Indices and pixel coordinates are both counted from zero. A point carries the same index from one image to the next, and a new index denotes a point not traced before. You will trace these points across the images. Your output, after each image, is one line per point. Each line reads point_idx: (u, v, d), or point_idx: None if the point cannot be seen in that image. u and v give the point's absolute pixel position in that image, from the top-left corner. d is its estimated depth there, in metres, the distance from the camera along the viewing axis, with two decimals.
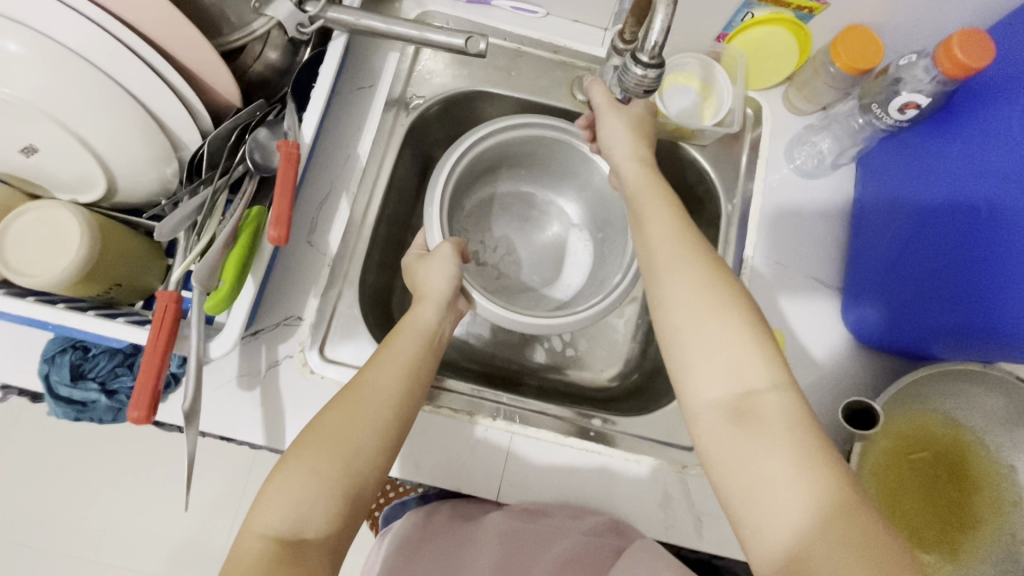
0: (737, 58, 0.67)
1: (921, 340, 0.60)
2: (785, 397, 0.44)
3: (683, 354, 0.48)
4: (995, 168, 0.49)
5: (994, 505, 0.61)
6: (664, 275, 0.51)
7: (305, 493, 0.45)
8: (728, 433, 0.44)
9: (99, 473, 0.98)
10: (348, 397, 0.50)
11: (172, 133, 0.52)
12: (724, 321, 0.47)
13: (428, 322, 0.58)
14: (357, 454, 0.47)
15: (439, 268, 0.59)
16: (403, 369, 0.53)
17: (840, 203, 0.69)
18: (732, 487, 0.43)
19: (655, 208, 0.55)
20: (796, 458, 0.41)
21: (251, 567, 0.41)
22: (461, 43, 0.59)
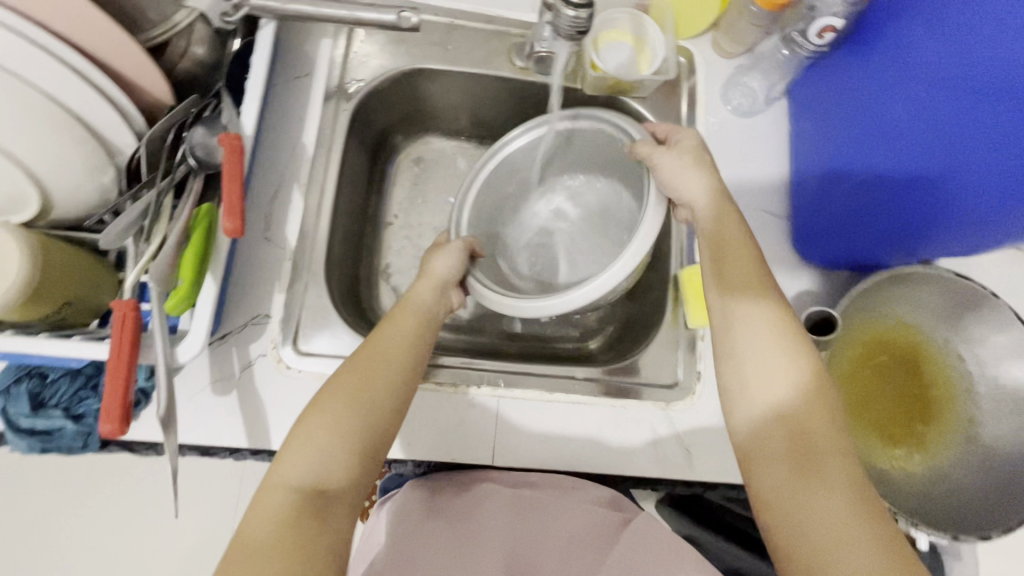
0: (664, 9, 0.70)
1: (869, 248, 0.63)
2: (853, 465, 0.45)
3: (743, 378, 0.50)
4: (890, 77, 0.55)
5: (952, 397, 0.65)
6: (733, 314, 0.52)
7: (320, 450, 0.46)
8: (788, 465, 0.46)
9: (73, 523, 0.93)
10: (356, 365, 0.51)
11: (105, 138, 0.50)
12: (790, 351, 0.49)
13: (427, 298, 0.58)
14: (369, 415, 0.49)
15: (447, 259, 0.61)
16: (406, 335, 0.54)
17: (779, 135, 0.73)
18: (779, 503, 0.45)
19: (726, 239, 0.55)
20: (863, 516, 0.43)
21: (271, 523, 0.42)
22: (393, 19, 0.59)
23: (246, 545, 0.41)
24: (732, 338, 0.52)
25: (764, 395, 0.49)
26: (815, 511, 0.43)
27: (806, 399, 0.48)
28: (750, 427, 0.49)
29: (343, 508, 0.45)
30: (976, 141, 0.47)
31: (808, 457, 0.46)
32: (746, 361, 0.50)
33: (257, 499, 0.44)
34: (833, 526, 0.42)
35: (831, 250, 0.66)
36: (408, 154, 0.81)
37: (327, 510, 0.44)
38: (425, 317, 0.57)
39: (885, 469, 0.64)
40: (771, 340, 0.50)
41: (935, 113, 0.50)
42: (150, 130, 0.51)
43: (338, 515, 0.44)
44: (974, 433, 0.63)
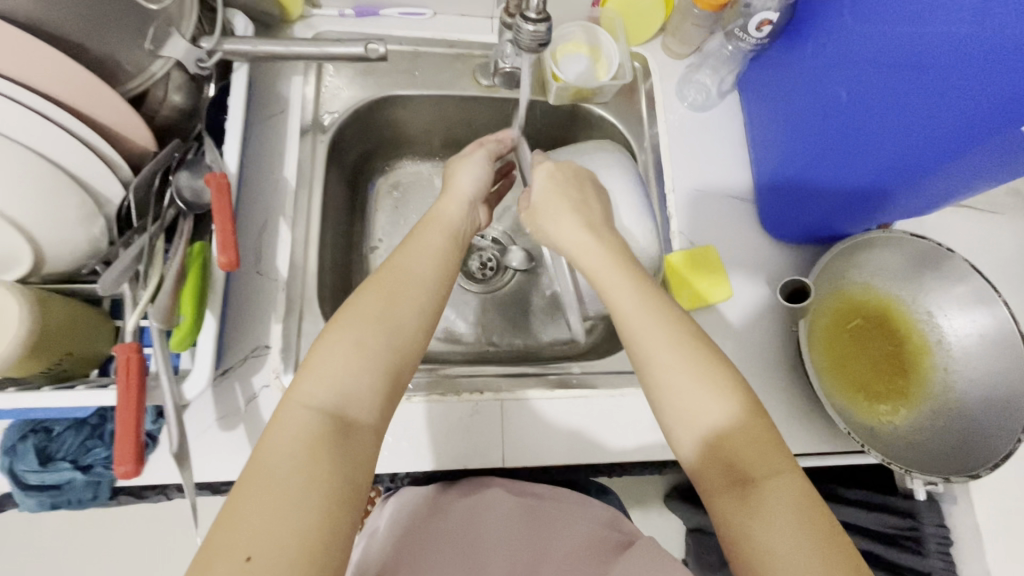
0: (614, 19, 0.74)
1: (829, 221, 0.68)
2: (789, 479, 0.45)
3: (669, 402, 0.50)
4: (827, 58, 0.60)
5: (926, 350, 0.69)
6: (637, 342, 0.52)
7: (350, 367, 0.46)
8: (726, 483, 0.46)
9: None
10: (378, 280, 0.51)
11: (92, 189, 0.51)
12: (692, 367, 0.49)
13: (453, 214, 0.60)
14: (396, 332, 0.49)
15: (468, 171, 0.64)
16: (429, 253, 0.55)
17: (735, 124, 0.77)
18: (736, 532, 0.45)
19: (611, 274, 0.56)
20: (802, 519, 0.43)
21: (302, 436, 0.42)
22: (361, 50, 0.62)
23: (262, 472, 0.40)
24: (655, 371, 0.50)
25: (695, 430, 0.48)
26: (770, 542, 0.43)
27: (735, 425, 0.47)
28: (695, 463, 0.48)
29: (367, 433, 0.46)
30: (908, 115, 0.51)
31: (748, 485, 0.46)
32: (674, 397, 0.49)
33: (272, 425, 0.44)
34: (784, 555, 0.42)
35: (797, 227, 0.70)
36: (387, 179, 0.83)
37: (351, 431, 0.45)
38: (447, 231, 0.58)
39: (873, 425, 0.67)
40: (692, 371, 0.49)
41: (870, 90, 0.55)
42: (136, 178, 0.53)
43: (362, 441, 0.45)
44: (951, 382, 0.67)
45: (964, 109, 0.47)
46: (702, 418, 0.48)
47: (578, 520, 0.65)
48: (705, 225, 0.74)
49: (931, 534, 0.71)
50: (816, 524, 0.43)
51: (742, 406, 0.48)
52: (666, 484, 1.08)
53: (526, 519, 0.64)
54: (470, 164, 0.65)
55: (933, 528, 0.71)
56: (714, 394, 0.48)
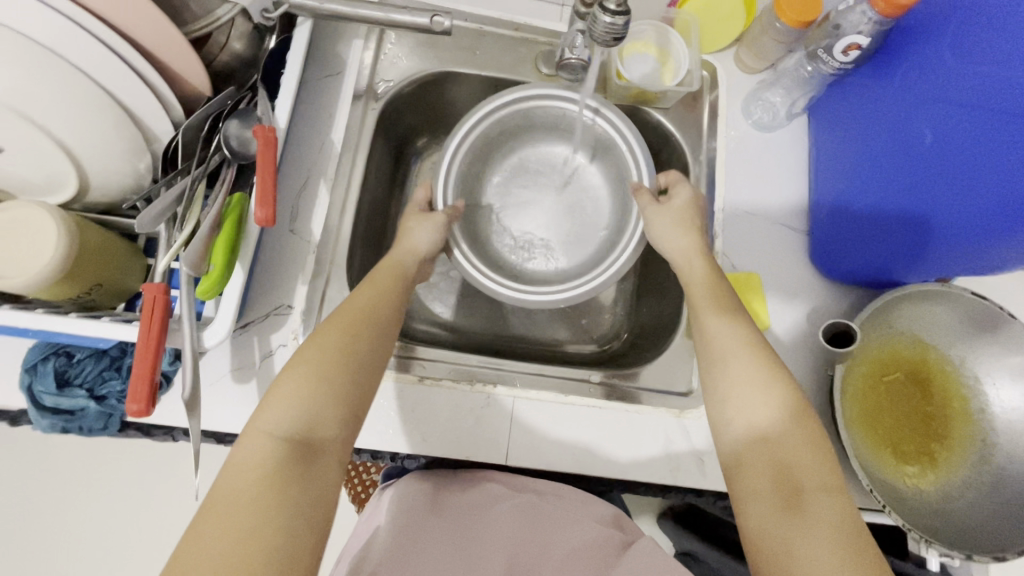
0: (690, 22, 0.71)
1: (885, 267, 0.64)
2: (835, 499, 0.46)
3: (722, 414, 0.52)
4: (910, 95, 0.57)
5: (967, 416, 0.65)
6: (714, 364, 0.54)
7: (308, 399, 0.46)
8: (768, 495, 0.46)
9: (95, 493, 0.98)
10: (342, 314, 0.52)
11: (143, 125, 0.51)
12: (761, 376, 0.52)
13: (405, 268, 0.60)
14: (353, 371, 0.49)
15: (427, 229, 0.61)
16: (381, 292, 0.55)
17: (798, 150, 0.74)
18: (771, 551, 0.44)
19: (711, 297, 0.57)
20: (834, 534, 0.44)
21: (260, 465, 0.42)
22: (426, 22, 0.61)
23: (228, 497, 0.41)
24: (720, 389, 0.53)
25: (755, 451, 0.49)
26: (795, 555, 0.43)
27: (801, 452, 0.48)
28: (745, 479, 0.48)
29: (329, 459, 0.45)
30: (987, 163, 0.48)
31: (797, 499, 0.46)
32: (732, 413, 0.52)
33: (232, 457, 0.43)
34: (819, 571, 0.42)
35: (849, 267, 0.66)
36: (430, 155, 0.82)
37: (315, 457, 0.44)
38: (399, 275, 0.58)
39: (897, 485, 0.64)
40: (753, 389, 0.51)
41: (952, 134, 0.51)
42: (187, 120, 0.53)
43: (324, 468, 0.45)
44: (987, 453, 0.63)
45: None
46: (757, 431, 0.50)
47: (582, 519, 0.64)
48: (750, 251, 0.70)
49: None
50: (852, 541, 0.43)
51: (818, 444, 0.48)
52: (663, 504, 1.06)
53: (519, 517, 0.63)
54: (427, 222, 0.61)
55: None
56: (792, 429, 0.49)
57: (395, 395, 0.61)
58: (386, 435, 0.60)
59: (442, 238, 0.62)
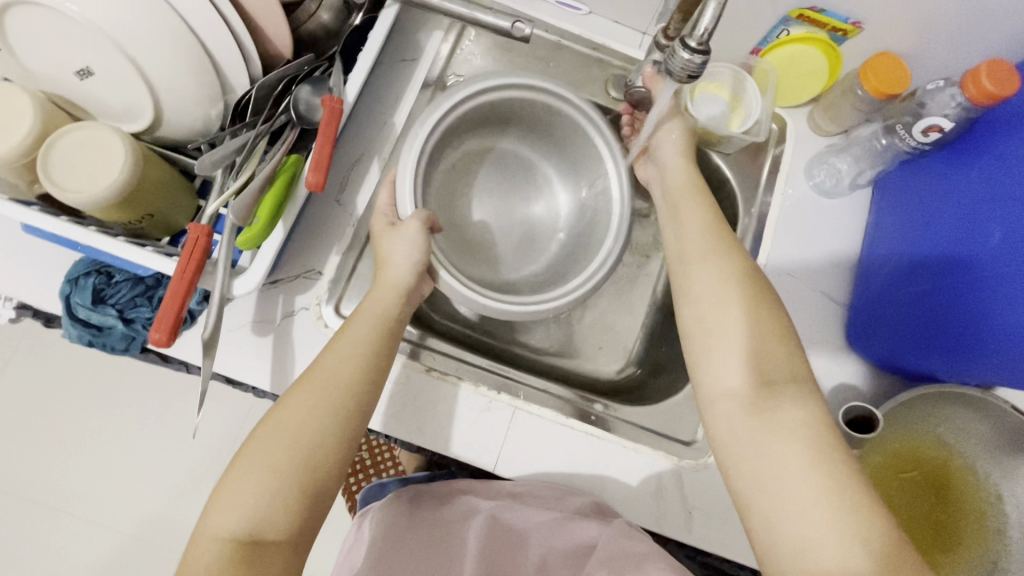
0: (769, 72, 0.69)
1: (922, 360, 0.61)
2: (804, 393, 0.47)
3: (705, 345, 0.51)
4: (990, 190, 0.54)
5: (980, 533, 0.61)
6: (695, 265, 0.55)
7: (261, 491, 0.45)
8: (743, 419, 0.47)
9: (107, 405, 1.03)
10: (306, 381, 0.50)
11: (223, 76, 0.53)
12: (728, 283, 0.52)
13: (391, 311, 0.56)
14: (314, 453, 0.47)
15: (404, 246, 0.57)
16: (356, 354, 0.52)
17: (854, 222, 0.71)
18: (741, 452, 0.46)
19: (692, 206, 0.59)
20: (809, 442, 0.44)
21: (209, 565, 0.42)
22: (507, 26, 0.62)
23: None
24: (697, 288, 0.53)
25: (724, 352, 0.49)
26: (767, 468, 0.44)
27: (765, 349, 0.48)
28: (713, 382, 0.49)
29: (281, 551, 0.44)
30: None
31: (766, 396, 0.46)
32: (708, 319, 0.51)
33: (190, 548, 0.44)
34: (787, 461, 0.44)
35: (883, 348, 0.64)
36: None
37: (263, 556, 0.43)
38: (379, 330, 0.54)
39: None
40: (721, 285, 0.52)
41: None
42: (263, 78, 0.54)
43: (273, 558, 0.44)
44: None
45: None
46: (728, 341, 0.49)
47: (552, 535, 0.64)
48: None
49: None
50: (821, 440, 0.44)
51: (785, 338, 0.49)
52: None
53: (493, 532, 0.65)
54: (400, 240, 0.57)
55: None
56: (755, 317, 0.50)
57: (399, 379, 0.61)
58: (385, 418, 0.61)
59: (422, 258, 0.57)
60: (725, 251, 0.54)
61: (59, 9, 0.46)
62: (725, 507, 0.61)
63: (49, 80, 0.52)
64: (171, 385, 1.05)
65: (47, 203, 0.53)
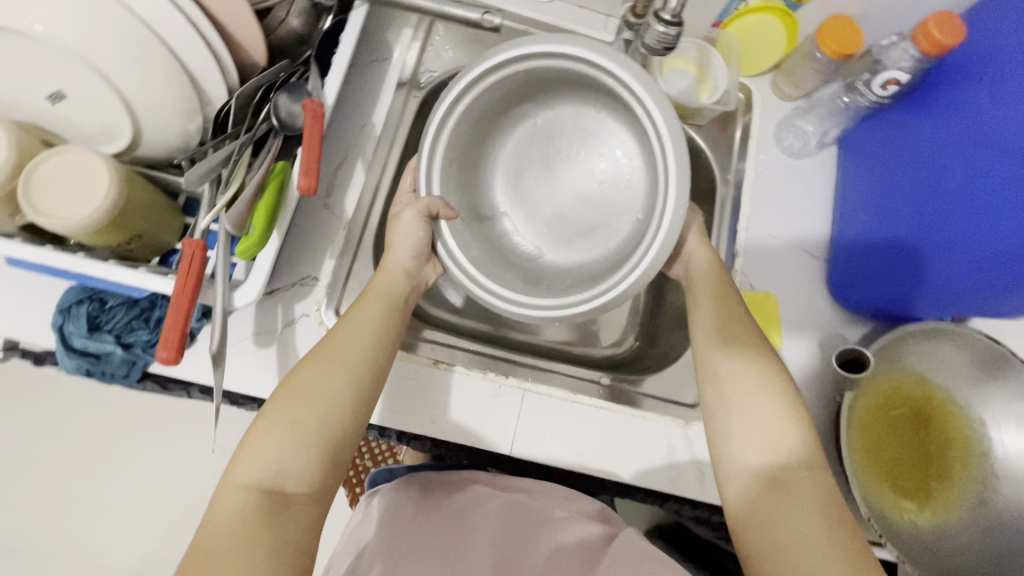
0: (731, 44, 0.72)
1: (902, 300, 0.65)
2: (822, 483, 0.49)
3: (725, 423, 0.53)
4: (946, 133, 0.57)
5: (969, 457, 0.65)
6: (710, 354, 0.57)
7: (284, 444, 0.47)
8: (762, 496, 0.49)
9: (98, 442, 1.00)
10: (325, 347, 0.53)
11: (201, 88, 0.53)
12: (748, 371, 0.54)
13: (402, 291, 0.59)
14: (331, 411, 0.50)
15: (409, 234, 0.58)
16: (375, 328, 0.55)
17: (824, 179, 0.75)
18: (752, 529, 0.48)
19: (711, 296, 0.59)
20: (826, 529, 0.46)
21: (232, 516, 0.44)
22: (477, 17, 0.63)
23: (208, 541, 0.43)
24: (716, 369, 0.56)
25: (742, 437, 0.52)
26: (789, 551, 0.46)
27: (775, 428, 0.51)
28: (727, 448, 0.53)
29: (304, 503, 0.47)
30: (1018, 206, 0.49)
31: (778, 477, 0.49)
32: (731, 402, 0.54)
33: (213, 500, 0.45)
34: (805, 544, 0.46)
35: (865, 298, 0.67)
36: None
37: (287, 505, 0.46)
38: (388, 302, 0.57)
39: (893, 518, 0.64)
40: (748, 375, 0.54)
41: (988, 174, 0.52)
42: (240, 87, 0.54)
43: (298, 514, 0.46)
44: (987, 497, 0.62)
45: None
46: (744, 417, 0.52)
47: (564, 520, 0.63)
48: (768, 274, 0.71)
49: None
50: (839, 530, 0.46)
51: (799, 421, 0.51)
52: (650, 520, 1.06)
53: (507, 514, 0.63)
54: (404, 228, 0.58)
55: None
56: (776, 410, 0.52)
57: (408, 375, 0.62)
58: (397, 415, 0.61)
59: (426, 242, 0.59)
60: (747, 336, 0.56)
61: (26, 31, 0.45)
62: None
63: (18, 107, 0.51)
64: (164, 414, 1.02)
65: (29, 234, 0.52)
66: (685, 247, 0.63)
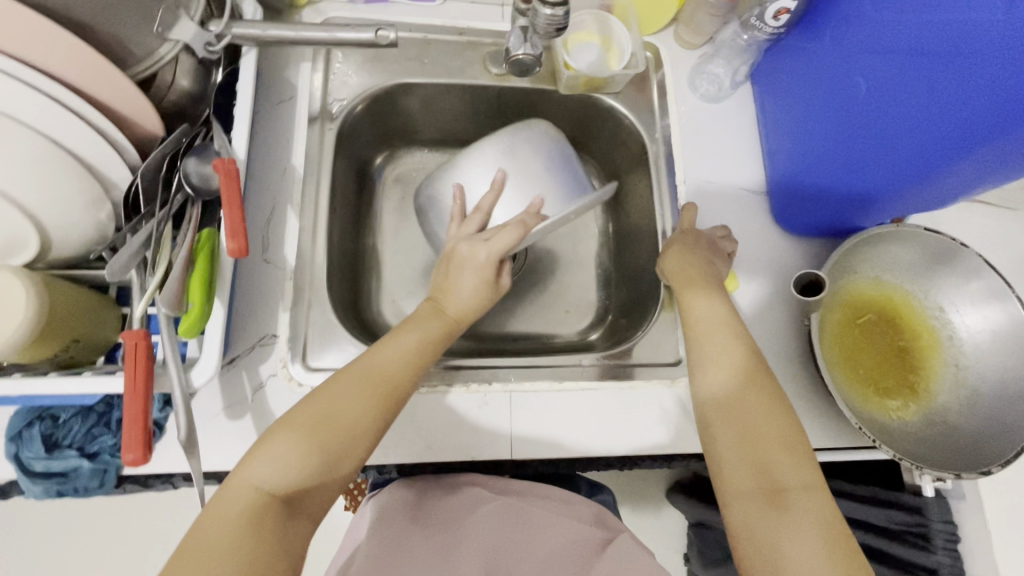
0: (627, 8, 0.73)
1: (841, 215, 0.67)
2: (818, 497, 0.50)
3: (717, 433, 0.55)
4: (842, 49, 0.59)
5: (937, 345, 0.69)
6: (698, 348, 0.60)
7: (305, 451, 0.48)
8: (760, 508, 0.50)
9: (94, 557, 0.95)
10: (361, 364, 0.54)
11: (99, 173, 0.50)
12: (731, 349, 0.58)
13: (450, 317, 0.61)
14: (359, 422, 0.51)
15: (471, 274, 0.62)
16: (409, 350, 0.57)
17: (745, 115, 0.77)
18: (753, 546, 0.49)
19: (695, 294, 0.62)
20: (825, 545, 0.47)
21: (239, 514, 0.44)
22: (371, 36, 0.61)
23: (207, 537, 0.43)
24: (700, 367, 0.59)
25: (733, 453, 0.53)
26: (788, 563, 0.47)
27: (752, 397, 0.55)
28: (703, 389, 0.57)
29: (307, 515, 0.47)
30: (920, 106, 0.50)
31: (778, 496, 0.50)
32: (718, 406, 0.56)
33: (219, 493, 0.45)
34: (802, 561, 0.46)
35: (806, 217, 0.70)
36: (391, 168, 0.83)
37: (293, 511, 0.46)
38: (432, 329, 0.59)
39: (884, 421, 0.67)
40: (727, 374, 0.57)
41: (886, 81, 0.54)
42: (143, 163, 0.52)
43: (301, 522, 0.47)
44: (961, 376, 0.66)
45: (987, 96, 0.45)
46: (742, 417, 0.54)
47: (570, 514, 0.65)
48: (715, 218, 0.73)
49: (939, 530, 0.68)
50: (836, 544, 0.47)
51: (794, 445, 0.53)
52: (667, 479, 1.08)
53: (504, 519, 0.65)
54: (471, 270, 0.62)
55: (942, 524, 0.68)
56: (769, 428, 0.53)
57: None
58: (390, 449, 0.60)
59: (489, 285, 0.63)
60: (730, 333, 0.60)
61: None
62: None
63: None
64: (158, 509, 0.98)
65: None
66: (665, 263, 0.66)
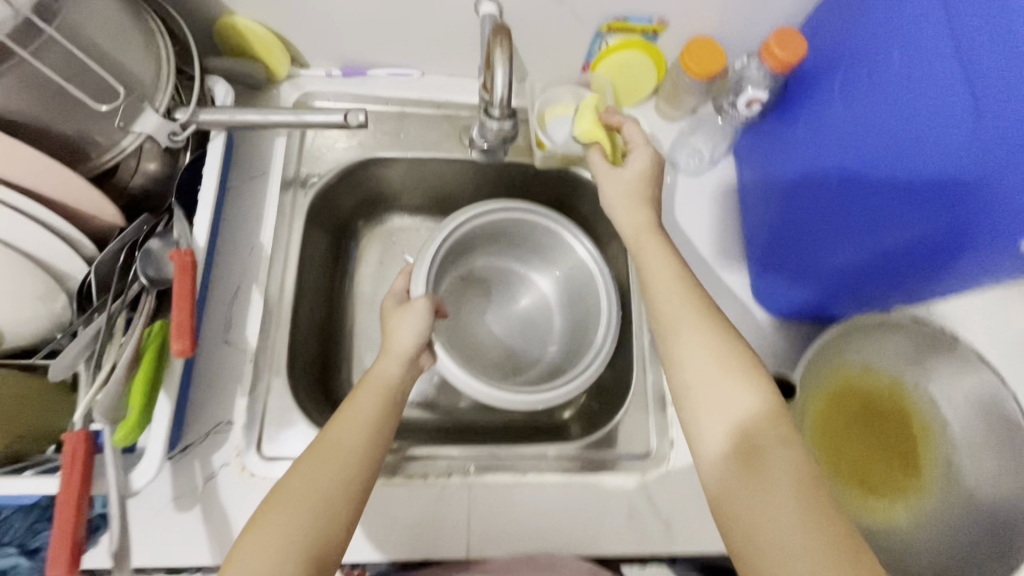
0: (604, 85, 0.72)
1: (826, 303, 0.64)
2: (796, 454, 0.44)
3: (693, 406, 0.49)
4: (821, 136, 0.58)
5: (928, 436, 0.64)
6: (669, 326, 0.52)
7: (274, 557, 0.44)
8: (737, 478, 0.45)
9: None
10: (317, 447, 0.50)
11: (51, 267, 0.50)
12: (694, 312, 0.52)
13: (394, 376, 0.56)
14: (324, 508, 0.47)
15: (412, 323, 0.59)
16: (370, 424, 0.52)
17: (727, 190, 0.75)
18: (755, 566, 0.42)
19: (654, 251, 0.57)
20: (806, 514, 0.42)
21: None
22: (340, 119, 0.61)
23: None
24: (670, 346, 0.52)
25: (708, 421, 0.47)
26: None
27: (713, 323, 0.50)
28: (677, 371, 0.50)
29: None
30: (903, 199, 0.48)
31: (754, 456, 0.45)
32: (694, 390, 0.49)
33: None
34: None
35: (787, 302, 0.66)
36: (373, 235, 0.81)
37: None
38: (384, 395, 0.54)
39: (875, 526, 0.63)
40: (699, 329, 0.51)
41: (868, 170, 0.52)
42: (100, 254, 0.52)
43: None
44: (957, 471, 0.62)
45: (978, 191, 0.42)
46: (709, 381, 0.48)
47: None
48: None
49: None
50: (815, 510, 0.42)
51: (777, 409, 0.47)
52: None
53: None
54: (412, 315, 0.60)
55: None
56: (743, 402, 0.47)
57: None
58: None
59: (427, 331, 0.60)
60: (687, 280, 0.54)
61: None
62: (698, 509, 0.61)
63: None
64: None
65: None
66: (615, 219, 0.61)
